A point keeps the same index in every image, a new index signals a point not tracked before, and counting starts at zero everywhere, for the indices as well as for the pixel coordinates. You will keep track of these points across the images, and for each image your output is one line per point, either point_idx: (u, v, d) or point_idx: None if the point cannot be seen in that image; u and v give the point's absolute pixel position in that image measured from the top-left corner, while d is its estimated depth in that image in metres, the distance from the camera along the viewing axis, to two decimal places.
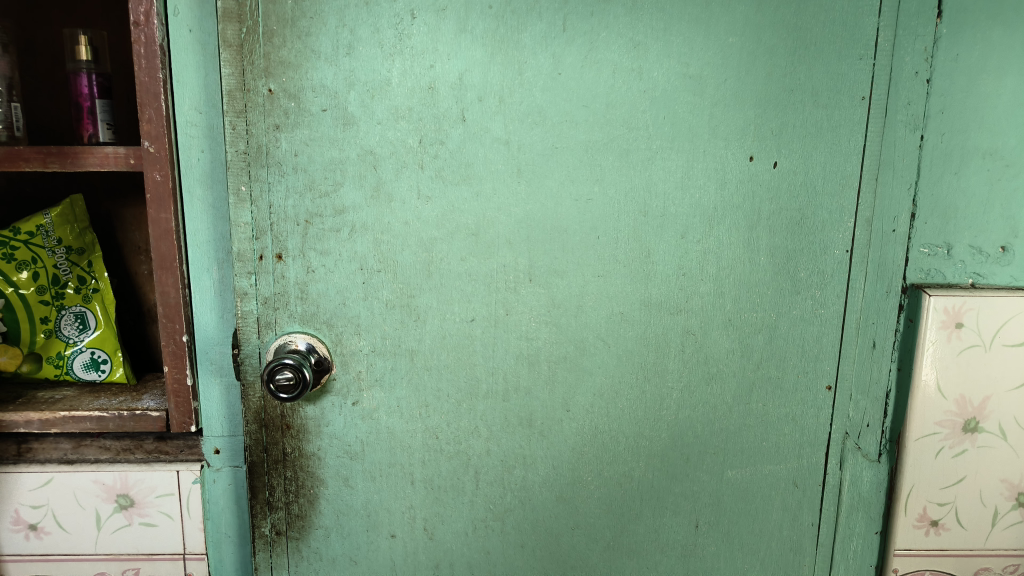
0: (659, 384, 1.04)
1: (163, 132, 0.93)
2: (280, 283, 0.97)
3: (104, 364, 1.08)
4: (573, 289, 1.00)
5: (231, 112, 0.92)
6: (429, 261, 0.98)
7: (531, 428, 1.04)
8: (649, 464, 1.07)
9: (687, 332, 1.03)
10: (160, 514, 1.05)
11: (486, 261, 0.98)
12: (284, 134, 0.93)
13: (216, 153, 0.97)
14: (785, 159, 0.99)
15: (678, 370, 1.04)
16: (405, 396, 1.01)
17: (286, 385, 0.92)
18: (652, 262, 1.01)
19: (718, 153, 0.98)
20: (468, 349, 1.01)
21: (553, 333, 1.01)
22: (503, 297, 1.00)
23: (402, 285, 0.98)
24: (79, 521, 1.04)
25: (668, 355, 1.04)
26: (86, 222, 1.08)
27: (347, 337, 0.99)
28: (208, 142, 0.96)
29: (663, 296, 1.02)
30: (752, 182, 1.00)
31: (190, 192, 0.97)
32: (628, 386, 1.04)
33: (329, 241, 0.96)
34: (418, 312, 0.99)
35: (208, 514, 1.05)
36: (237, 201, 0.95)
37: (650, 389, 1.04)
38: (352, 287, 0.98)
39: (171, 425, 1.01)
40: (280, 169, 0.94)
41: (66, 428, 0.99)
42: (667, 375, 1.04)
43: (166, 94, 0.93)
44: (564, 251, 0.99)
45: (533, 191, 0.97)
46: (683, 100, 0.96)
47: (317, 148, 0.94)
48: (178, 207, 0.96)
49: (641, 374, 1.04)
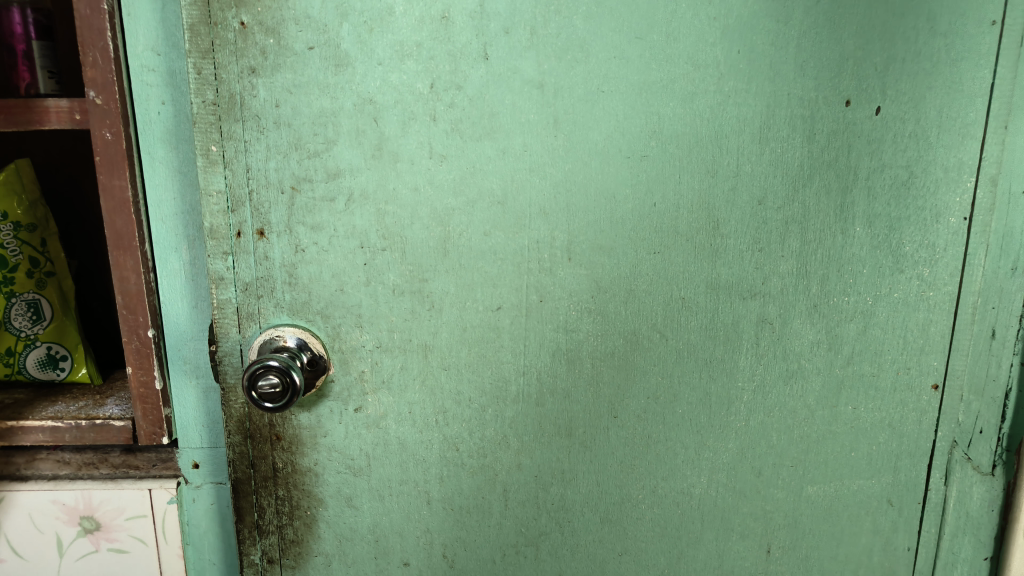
0: (727, 385, 0.86)
1: (112, 80, 0.75)
2: (262, 264, 0.79)
3: (65, 361, 0.95)
4: (623, 270, 0.81)
5: (196, 51, 0.74)
6: (445, 237, 0.79)
7: (570, 438, 0.86)
8: (714, 480, 0.89)
9: (763, 321, 0.84)
10: (131, 538, 0.89)
11: (515, 237, 0.80)
12: (262, 80, 0.74)
13: (182, 104, 0.78)
14: (890, 103, 0.79)
15: (750, 367, 0.85)
16: (417, 401, 0.84)
17: (270, 397, 0.75)
18: (721, 235, 0.81)
19: (807, 97, 0.78)
20: (494, 344, 0.82)
21: (598, 324, 0.82)
22: (536, 280, 0.81)
23: (412, 266, 0.80)
24: (38, 546, 0.89)
25: (739, 350, 0.85)
26: (36, 193, 0.92)
27: (346, 331, 0.81)
28: (171, 91, 0.78)
29: (734, 277, 0.83)
30: (848, 133, 0.79)
31: (151, 154, 0.79)
32: (689, 388, 0.85)
33: (321, 213, 0.78)
34: (432, 300, 0.81)
35: (188, 539, 0.89)
36: (207, 165, 0.77)
37: (715, 391, 0.86)
38: (351, 269, 0.79)
39: (138, 437, 0.84)
40: (258, 123, 0.75)
41: (16, 440, 0.84)
42: (737, 373, 0.85)
43: (114, 31, 0.75)
44: (612, 222, 0.80)
45: (573, 149, 0.78)
46: (764, 29, 0.76)
47: (303, 96, 0.75)
48: (137, 173, 0.79)
49: (705, 372, 0.85)
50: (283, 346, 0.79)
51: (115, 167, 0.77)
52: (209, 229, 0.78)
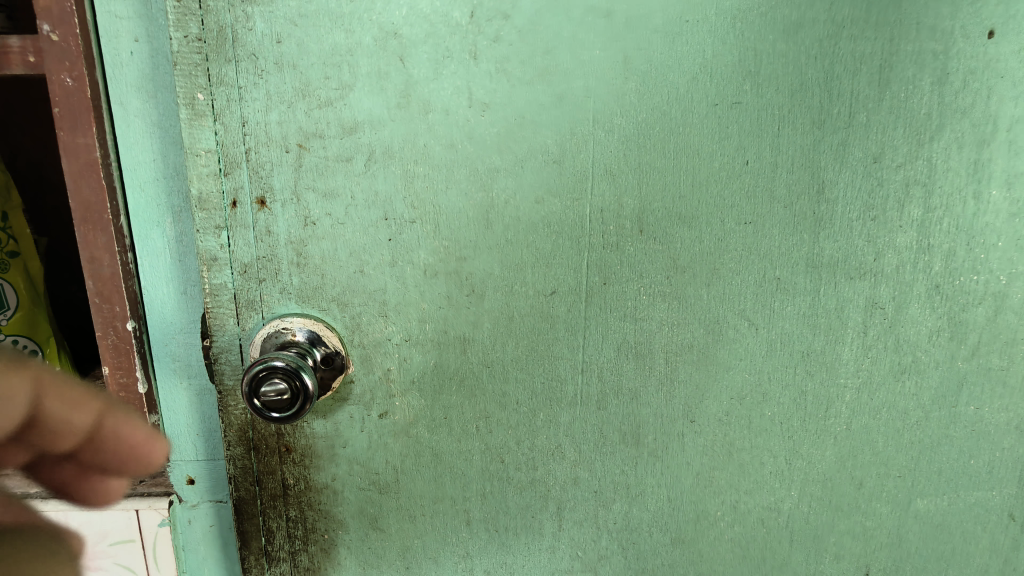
0: (827, 383, 0.71)
1: (71, 10, 0.59)
2: (263, 241, 0.64)
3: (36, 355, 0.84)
4: (706, 246, 0.66)
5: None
6: (488, 206, 0.64)
7: (638, 447, 0.72)
8: (806, 493, 0.74)
9: (874, 305, 0.69)
10: (117, 566, 0.77)
11: (575, 205, 0.65)
12: (257, 8, 0.58)
13: (159, 41, 0.62)
14: None
15: (855, 362, 0.70)
16: (454, 405, 0.69)
17: (277, 408, 0.61)
18: (826, 201, 0.65)
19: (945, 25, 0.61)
20: (546, 336, 0.68)
21: (674, 311, 0.68)
22: (599, 258, 0.66)
23: (447, 242, 0.65)
24: None
25: (843, 341, 0.70)
26: None
27: (368, 322, 0.67)
28: (145, 25, 0.62)
29: (840, 252, 0.67)
30: (987, 73, 0.63)
31: (123, 105, 0.64)
32: (780, 386, 0.71)
33: (335, 177, 0.63)
34: (472, 283, 0.66)
35: (185, 564, 0.77)
36: (192, 118, 0.61)
37: (811, 390, 0.71)
38: (372, 247, 0.65)
39: None
40: (254, 64, 0.60)
41: None
42: (839, 369, 0.71)
43: None
44: (693, 186, 0.65)
45: (647, 94, 0.62)
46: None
47: (309, 28, 0.59)
48: (107, 129, 0.64)
49: (801, 368, 0.70)
50: (291, 343, 0.65)
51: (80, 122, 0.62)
52: (197, 198, 0.63)
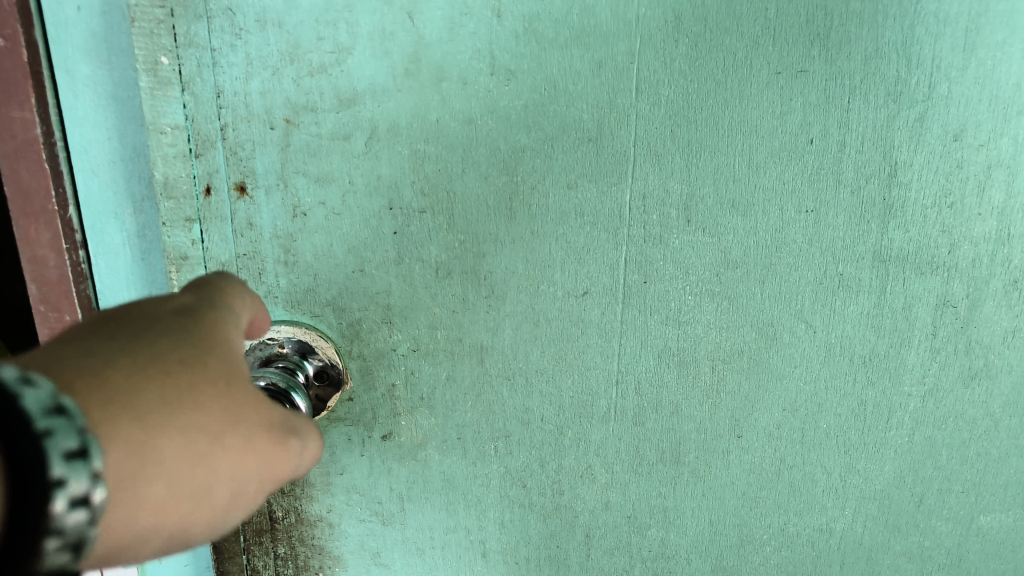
0: (890, 392, 0.63)
1: None
2: (243, 237, 0.54)
3: None
4: (763, 238, 0.57)
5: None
6: (511, 193, 0.54)
7: (678, 467, 0.63)
8: (861, 513, 0.67)
9: (943, 305, 0.61)
10: None
11: (613, 192, 0.55)
12: None
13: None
14: None
15: (921, 367, 0.62)
16: (469, 423, 0.60)
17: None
18: (898, 185, 0.57)
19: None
20: (577, 344, 0.59)
21: (724, 313, 0.59)
22: (639, 253, 0.56)
23: (464, 236, 0.55)
24: None
25: (909, 345, 0.61)
26: None
27: (370, 330, 0.57)
28: None
29: (911, 246, 0.59)
30: None
31: (69, 68, 0.49)
32: (837, 397, 0.62)
33: (330, 160, 0.52)
34: (492, 284, 0.56)
35: None
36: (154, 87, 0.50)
37: (872, 399, 0.63)
38: (374, 242, 0.54)
39: None
40: (230, 21, 0.49)
41: None
42: (904, 376, 0.62)
43: None
44: (749, 170, 0.55)
45: (701, 59, 0.52)
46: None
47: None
48: (51, 102, 0.49)
49: (862, 376, 0.62)
50: (274, 359, 0.56)
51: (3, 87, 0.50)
52: (162, 184, 0.52)
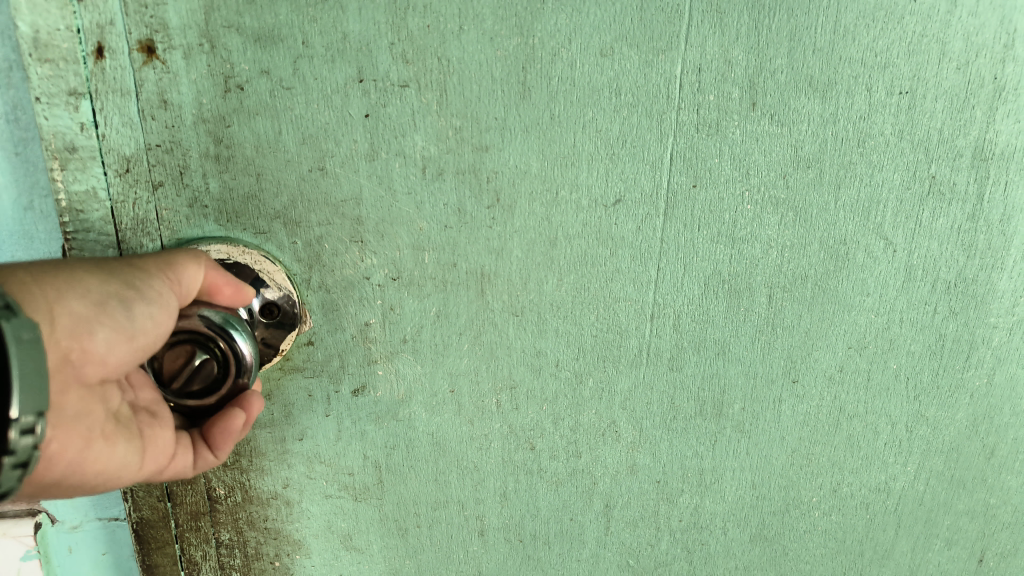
0: (976, 325, 0.52)
1: None
2: (154, 121, 0.39)
3: None
4: (843, 129, 0.44)
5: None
6: (524, 61, 0.40)
7: (720, 421, 0.51)
8: (924, 468, 0.57)
9: None
10: None
11: (659, 63, 0.41)
12: None
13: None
14: None
15: (1018, 294, 0.51)
16: (465, 373, 0.47)
17: (208, 386, 0.40)
18: (1014, 60, 0.43)
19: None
20: (604, 269, 0.45)
21: (790, 230, 0.46)
22: (687, 148, 0.43)
23: (460, 121, 0.41)
24: None
25: (1011, 265, 0.50)
26: None
27: (333, 253, 0.42)
28: None
29: (1019, 141, 0.46)
30: None
31: None
32: (913, 331, 0.51)
33: (275, 11, 0.37)
34: (497, 189, 0.42)
35: None
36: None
37: (954, 334, 0.52)
38: (338, 130, 0.40)
39: None
40: None
41: None
42: (993, 306, 0.51)
43: None
44: (834, 37, 0.42)
45: None
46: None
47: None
48: None
49: (944, 307, 0.51)
50: None
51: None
52: (31, 40, 0.36)
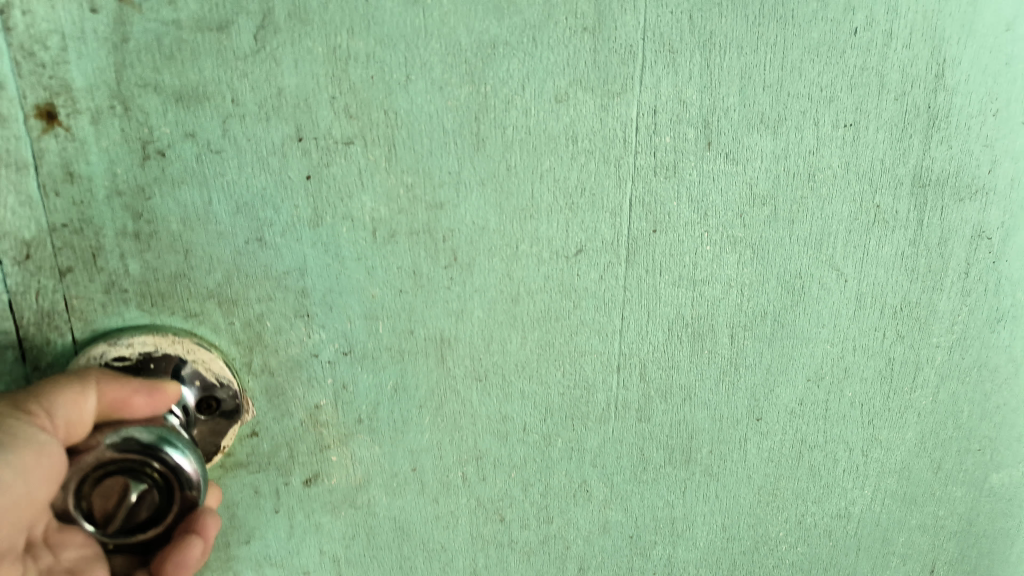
0: (919, 345, 0.53)
1: None
2: (59, 197, 0.33)
3: None
4: (794, 163, 0.44)
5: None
6: (477, 110, 0.37)
7: (689, 467, 0.50)
8: (879, 489, 0.57)
9: (979, 236, 0.50)
10: None
11: (615, 106, 0.39)
12: None
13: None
14: None
15: (954, 312, 0.52)
16: (427, 447, 0.43)
17: (155, 513, 0.35)
18: (945, 88, 0.45)
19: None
20: (568, 323, 0.43)
21: (748, 268, 0.46)
22: (647, 191, 0.42)
23: (411, 177, 0.37)
24: None
25: (947, 286, 0.51)
26: None
27: (276, 331, 0.38)
28: None
29: (952, 165, 0.48)
30: None
31: None
32: (863, 358, 0.51)
33: (198, 65, 0.33)
34: (454, 247, 0.39)
35: None
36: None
37: (901, 356, 0.52)
38: (276, 195, 0.36)
39: None
40: None
41: None
42: (933, 326, 0.52)
43: None
44: (782, 73, 0.41)
45: None
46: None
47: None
48: None
49: (891, 331, 0.51)
50: None
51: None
52: None
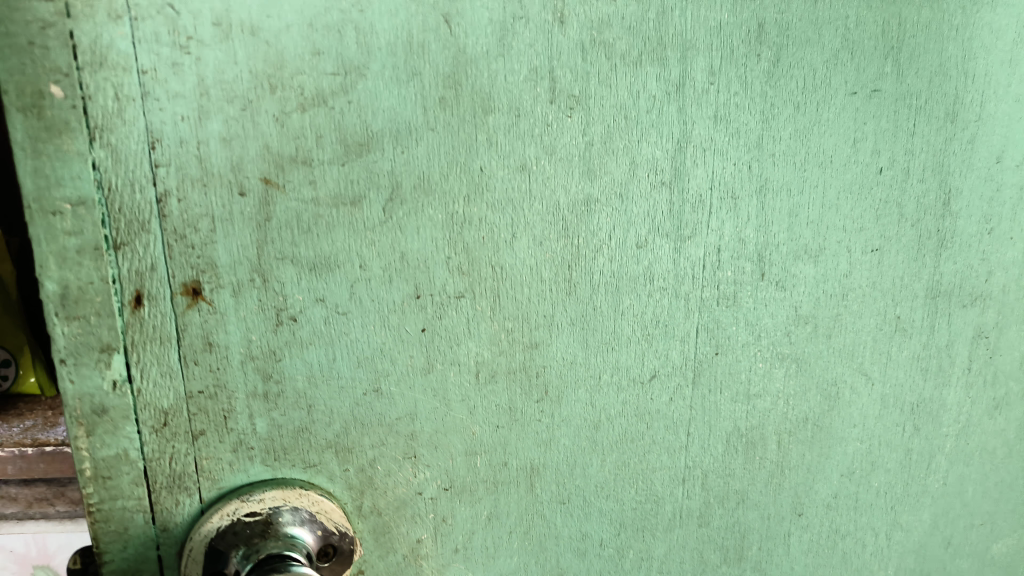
0: (932, 436, 0.58)
1: None
2: (197, 365, 0.34)
3: None
4: (832, 286, 0.48)
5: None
6: (571, 258, 0.40)
7: (741, 564, 0.53)
8: (902, 570, 0.61)
9: (981, 337, 0.56)
10: None
11: (687, 248, 0.43)
12: None
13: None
14: None
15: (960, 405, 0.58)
16: (515, 569, 0.45)
17: None
18: (952, 214, 0.50)
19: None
20: (641, 443, 0.46)
21: (794, 381, 0.50)
22: (712, 320, 0.45)
23: (512, 321, 0.40)
24: None
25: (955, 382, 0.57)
26: None
27: (386, 473, 0.40)
28: None
29: (959, 279, 0.53)
30: None
31: None
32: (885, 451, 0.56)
33: (331, 237, 0.35)
34: (546, 382, 0.42)
35: None
36: (54, 137, 0.30)
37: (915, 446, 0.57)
38: (395, 347, 0.38)
39: None
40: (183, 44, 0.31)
41: None
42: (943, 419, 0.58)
43: None
44: (820, 210, 0.46)
45: (783, 77, 0.42)
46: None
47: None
48: None
49: (909, 425, 0.56)
50: (257, 543, 0.36)
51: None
52: (60, 297, 0.32)
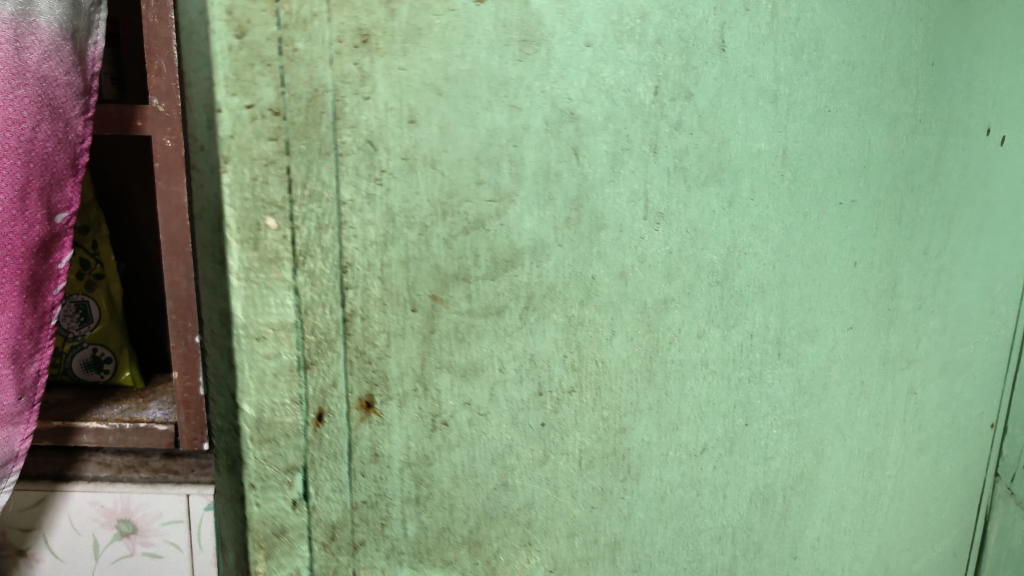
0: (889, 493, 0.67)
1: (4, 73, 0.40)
2: (382, 460, 0.48)
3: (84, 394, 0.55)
4: (820, 359, 0.58)
5: (234, 30, 0.43)
6: (651, 349, 0.48)
7: None
8: None
9: (911, 394, 0.65)
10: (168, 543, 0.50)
11: (733, 335, 0.50)
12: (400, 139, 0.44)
13: (223, 122, 0.44)
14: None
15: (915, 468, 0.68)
16: None
17: None
18: (898, 296, 0.60)
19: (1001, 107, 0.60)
20: (692, 508, 0.53)
21: (797, 442, 0.55)
22: (745, 397, 0.52)
23: (605, 413, 0.49)
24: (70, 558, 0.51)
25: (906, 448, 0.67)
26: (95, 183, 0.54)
27: (507, 561, 0.51)
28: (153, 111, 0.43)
29: (901, 347, 0.62)
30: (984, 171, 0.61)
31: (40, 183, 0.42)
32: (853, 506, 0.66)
33: (481, 344, 0.47)
34: (631, 465, 0.50)
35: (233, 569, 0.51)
36: (267, 273, 0.45)
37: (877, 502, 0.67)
38: (521, 447, 0.48)
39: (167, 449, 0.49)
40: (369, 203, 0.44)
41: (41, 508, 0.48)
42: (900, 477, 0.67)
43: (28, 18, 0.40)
44: (819, 297, 0.55)
45: (800, 193, 0.50)
46: (971, 20, 0.55)
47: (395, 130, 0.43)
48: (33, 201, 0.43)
49: (868, 472, 0.65)
50: None
51: (18, 213, 0.41)
52: None
